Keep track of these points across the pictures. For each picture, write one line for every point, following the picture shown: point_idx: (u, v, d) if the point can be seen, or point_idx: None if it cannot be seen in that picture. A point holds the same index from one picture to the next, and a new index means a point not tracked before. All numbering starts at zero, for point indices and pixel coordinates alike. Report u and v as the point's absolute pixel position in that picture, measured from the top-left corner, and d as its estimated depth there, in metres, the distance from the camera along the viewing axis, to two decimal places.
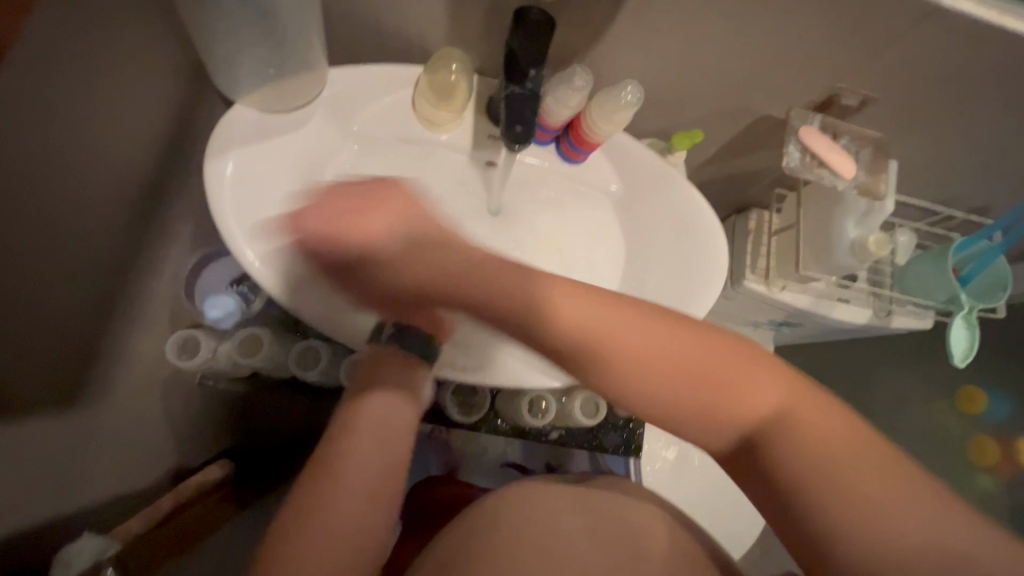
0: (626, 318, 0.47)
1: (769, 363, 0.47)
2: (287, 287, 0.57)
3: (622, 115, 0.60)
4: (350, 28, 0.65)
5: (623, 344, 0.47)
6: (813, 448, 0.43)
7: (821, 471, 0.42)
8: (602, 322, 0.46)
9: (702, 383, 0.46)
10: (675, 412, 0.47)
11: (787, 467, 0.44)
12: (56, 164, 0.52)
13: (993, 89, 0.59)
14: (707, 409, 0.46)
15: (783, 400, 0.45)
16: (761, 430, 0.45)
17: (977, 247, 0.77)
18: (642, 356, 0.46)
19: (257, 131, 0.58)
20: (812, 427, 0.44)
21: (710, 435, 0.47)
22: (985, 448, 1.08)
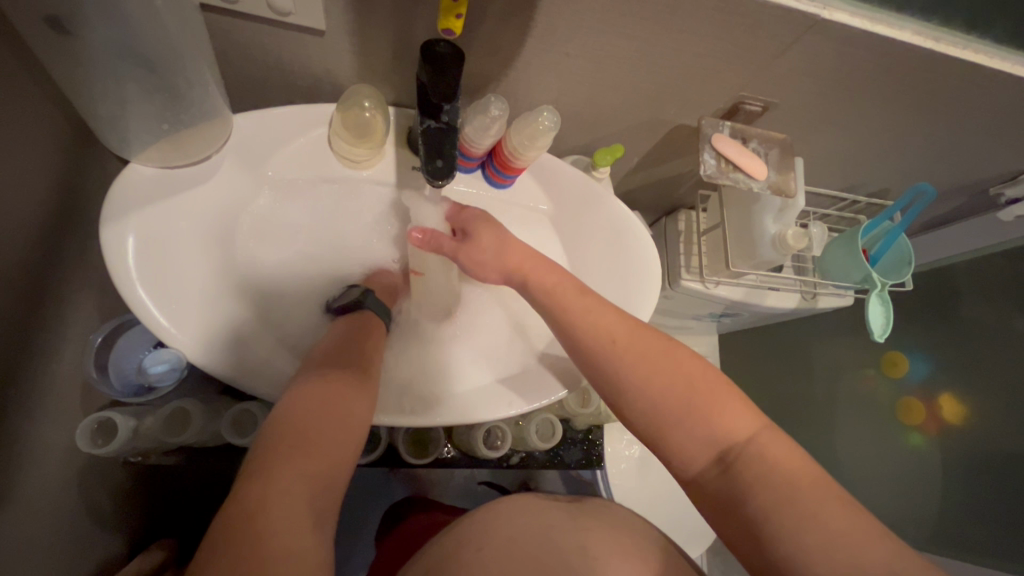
0: (628, 329, 0.54)
1: (743, 402, 0.50)
2: (209, 348, 0.54)
3: (542, 139, 0.60)
4: (254, 70, 0.61)
5: (616, 354, 0.53)
6: (775, 473, 0.44)
7: (772, 489, 0.43)
8: (604, 330, 0.54)
9: (674, 395, 0.50)
10: (657, 423, 0.50)
11: (753, 483, 0.45)
12: (12, 256, 0.48)
13: (876, 88, 0.64)
14: (682, 424, 0.49)
15: (752, 430, 0.48)
16: (730, 450, 0.47)
17: (881, 228, 0.83)
18: (634, 362, 0.52)
19: (159, 187, 0.54)
20: (775, 454, 0.46)
21: (684, 453, 0.49)
22: (912, 407, 1.13)
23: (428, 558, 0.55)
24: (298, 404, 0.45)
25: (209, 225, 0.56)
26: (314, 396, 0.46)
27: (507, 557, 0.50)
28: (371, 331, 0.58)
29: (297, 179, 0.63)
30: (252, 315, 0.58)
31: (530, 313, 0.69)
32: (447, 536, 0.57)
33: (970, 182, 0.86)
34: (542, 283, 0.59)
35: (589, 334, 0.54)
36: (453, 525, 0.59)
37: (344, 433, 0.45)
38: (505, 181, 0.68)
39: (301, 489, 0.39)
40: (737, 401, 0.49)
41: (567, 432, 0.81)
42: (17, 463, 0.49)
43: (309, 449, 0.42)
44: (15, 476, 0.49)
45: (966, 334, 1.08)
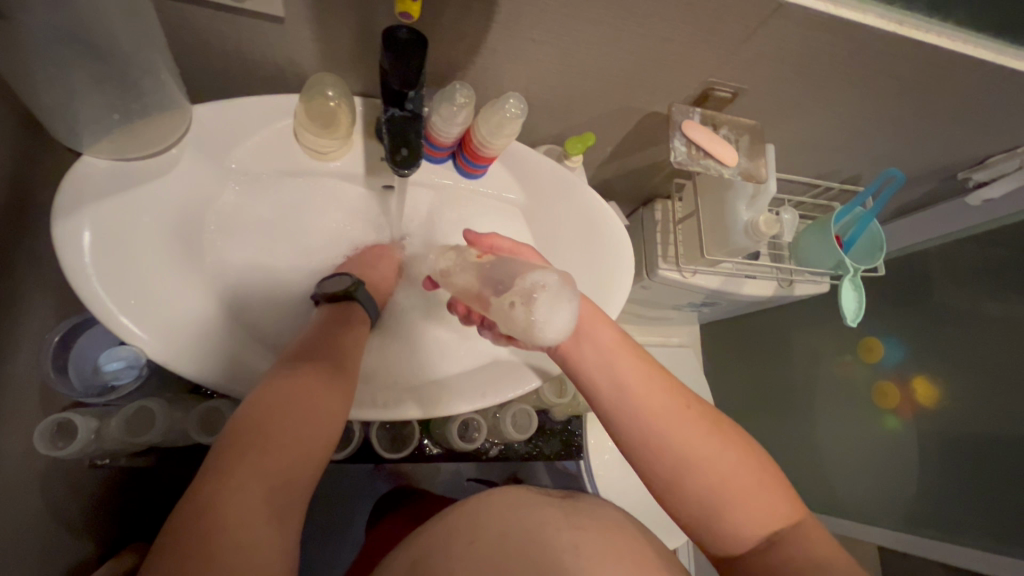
0: (680, 396, 0.52)
1: (785, 483, 0.50)
2: (173, 348, 0.52)
3: (510, 128, 0.59)
4: (213, 59, 0.60)
5: (681, 419, 0.50)
6: (819, 557, 0.45)
7: (818, 569, 0.44)
8: (672, 398, 0.51)
9: (734, 472, 0.48)
10: (711, 500, 0.47)
11: (798, 560, 0.45)
12: None
13: (843, 73, 0.64)
14: (740, 503, 0.47)
15: (794, 511, 0.48)
16: (775, 533, 0.47)
17: (853, 214, 0.83)
18: (691, 433, 0.49)
19: (115, 181, 0.52)
20: (819, 543, 0.46)
21: (732, 535, 0.47)
22: (887, 391, 1.15)
23: (416, 547, 0.55)
24: (274, 399, 0.44)
25: (168, 221, 0.55)
26: (293, 390, 0.46)
27: (497, 551, 0.50)
28: (353, 323, 0.57)
29: (261, 172, 0.62)
30: (219, 311, 0.57)
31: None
32: (432, 532, 0.56)
33: (938, 167, 0.87)
34: (593, 336, 0.54)
35: (644, 395, 0.51)
36: (437, 521, 0.59)
37: (319, 428, 0.45)
38: (477, 171, 0.67)
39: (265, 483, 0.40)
40: (783, 484, 0.49)
41: (546, 423, 0.81)
42: None
43: (278, 443, 0.42)
44: None
45: (937, 317, 1.10)
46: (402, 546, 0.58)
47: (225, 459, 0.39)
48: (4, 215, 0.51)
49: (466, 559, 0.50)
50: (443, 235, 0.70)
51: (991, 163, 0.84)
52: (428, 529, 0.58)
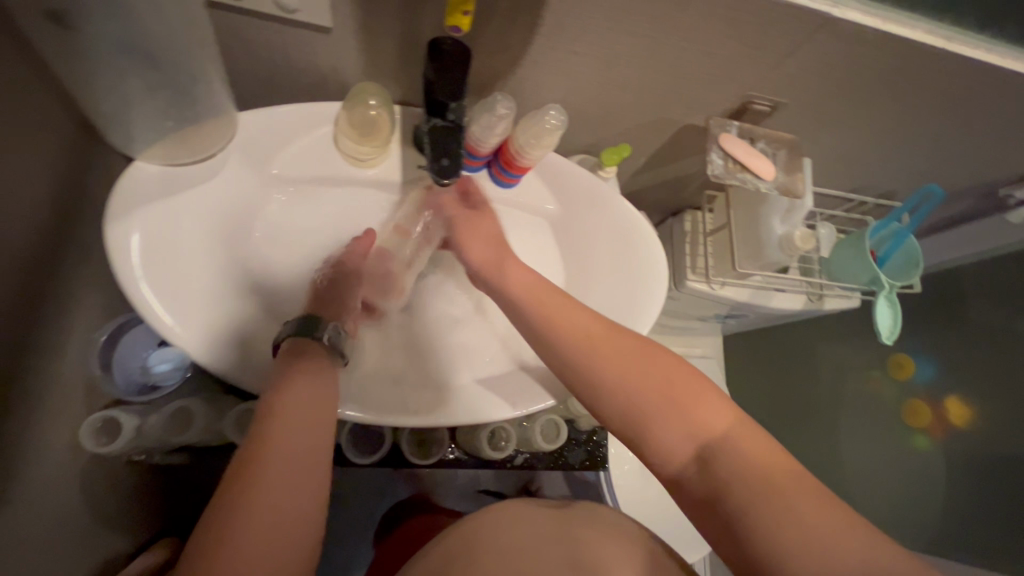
0: (603, 330, 0.53)
1: (719, 396, 0.48)
2: (216, 350, 0.53)
3: (549, 138, 0.60)
4: (260, 67, 0.61)
5: (586, 349, 0.52)
6: (749, 464, 0.44)
7: (744, 476, 0.43)
8: (577, 329, 0.53)
9: (656, 394, 0.49)
10: (641, 423, 0.49)
11: (725, 467, 0.44)
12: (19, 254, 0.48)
13: (886, 88, 0.63)
14: (665, 420, 0.48)
15: (728, 423, 0.46)
16: (708, 445, 0.46)
17: (889, 229, 0.82)
18: (611, 362, 0.51)
19: (164, 185, 0.54)
20: (755, 449, 0.45)
21: (665, 453, 0.48)
22: (920, 410, 1.12)
23: (459, 546, 0.56)
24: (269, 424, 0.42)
25: (214, 225, 0.57)
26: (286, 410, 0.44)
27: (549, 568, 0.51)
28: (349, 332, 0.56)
29: (304, 179, 0.63)
30: (261, 315, 0.58)
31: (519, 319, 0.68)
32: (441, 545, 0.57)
33: (978, 183, 0.85)
34: (520, 280, 0.58)
35: (564, 334, 0.54)
36: (447, 532, 0.59)
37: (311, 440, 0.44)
38: (511, 181, 0.67)
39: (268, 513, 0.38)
40: (716, 399, 0.48)
41: (571, 433, 0.81)
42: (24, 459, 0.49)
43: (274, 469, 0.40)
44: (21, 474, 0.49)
45: (971, 335, 1.07)
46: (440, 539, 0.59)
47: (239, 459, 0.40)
48: (59, 216, 0.53)
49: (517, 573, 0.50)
50: None
51: None
52: (437, 541, 0.58)
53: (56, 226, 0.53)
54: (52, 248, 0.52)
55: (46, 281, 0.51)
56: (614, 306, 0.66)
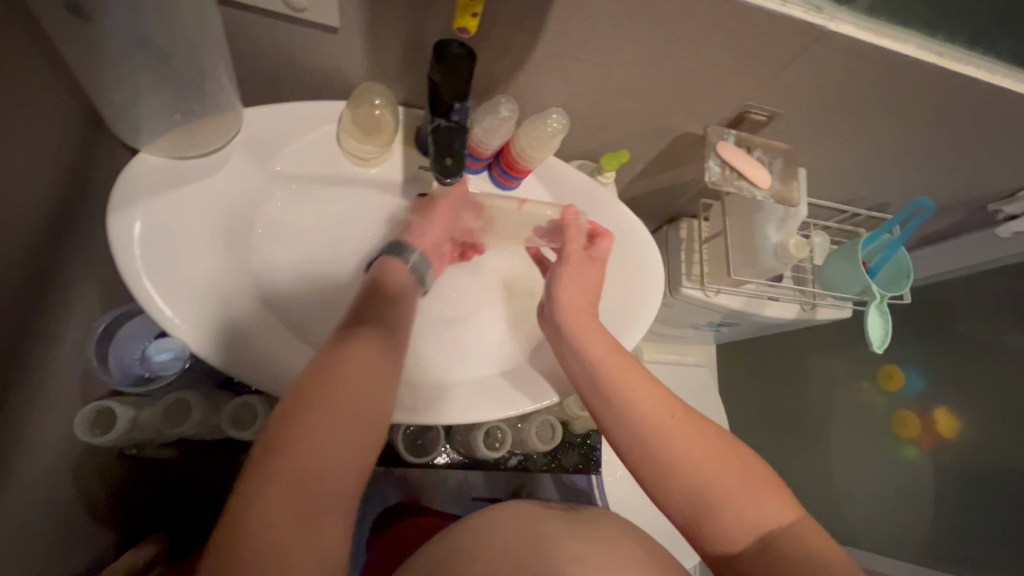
0: (671, 410, 0.53)
1: (779, 484, 0.51)
2: (215, 343, 0.54)
3: (551, 142, 0.61)
4: (266, 64, 0.62)
5: (665, 427, 0.52)
6: (815, 558, 0.46)
7: (813, 570, 0.45)
8: (658, 405, 0.53)
9: (724, 479, 0.49)
10: (706, 503, 0.49)
11: (791, 557, 0.46)
12: (21, 241, 0.48)
13: (880, 102, 0.65)
14: (731, 506, 0.48)
15: (790, 513, 0.49)
16: (773, 536, 0.48)
17: (881, 241, 0.84)
18: (684, 445, 0.51)
19: (167, 178, 0.54)
20: (816, 542, 0.47)
21: (726, 537, 0.49)
22: (908, 422, 1.13)
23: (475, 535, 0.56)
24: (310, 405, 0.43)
25: (215, 219, 0.57)
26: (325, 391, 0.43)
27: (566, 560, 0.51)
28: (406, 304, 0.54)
29: (306, 176, 0.64)
30: (261, 309, 0.59)
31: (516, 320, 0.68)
32: (441, 542, 0.58)
33: (968, 198, 0.87)
34: (580, 350, 0.56)
35: (635, 412, 0.52)
36: (448, 531, 0.60)
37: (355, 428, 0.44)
38: (512, 183, 0.68)
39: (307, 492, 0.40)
40: (778, 486, 0.50)
41: (565, 436, 0.81)
42: (19, 448, 0.49)
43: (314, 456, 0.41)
44: (16, 462, 0.49)
45: (960, 347, 1.09)
46: (452, 531, 0.59)
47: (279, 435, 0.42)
48: (63, 205, 0.53)
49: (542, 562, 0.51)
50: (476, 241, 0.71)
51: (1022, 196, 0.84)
52: (436, 540, 0.59)
53: (59, 214, 0.53)
54: (55, 236, 0.52)
55: (47, 269, 0.51)
56: (612, 309, 0.67)
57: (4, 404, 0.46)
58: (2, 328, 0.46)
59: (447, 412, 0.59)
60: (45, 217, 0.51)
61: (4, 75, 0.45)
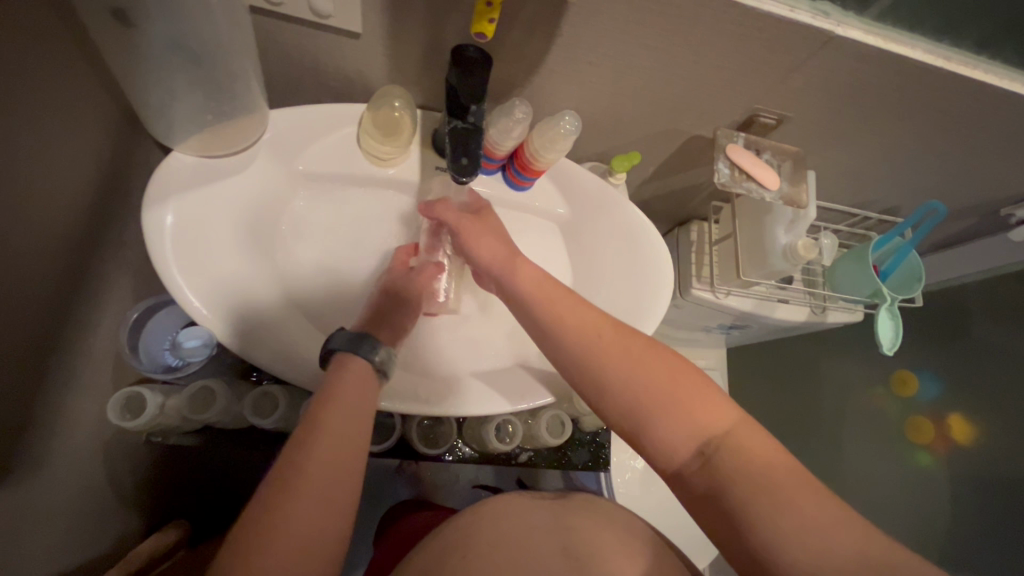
0: (600, 324, 0.54)
1: (714, 389, 0.50)
2: (240, 333, 0.56)
3: (563, 143, 0.63)
4: (291, 68, 0.65)
5: (588, 345, 0.53)
6: (752, 464, 0.45)
7: (749, 474, 0.45)
8: (585, 326, 0.54)
9: (654, 390, 0.50)
10: (640, 414, 0.50)
11: (727, 463, 0.46)
12: (63, 233, 0.51)
13: (889, 105, 0.66)
14: (662, 416, 0.49)
15: (726, 419, 0.48)
16: (710, 442, 0.47)
17: (892, 244, 0.84)
18: (613, 357, 0.52)
19: (197, 176, 0.57)
20: (751, 444, 0.47)
21: (664, 448, 0.49)
22: (921, 427, 1.13)
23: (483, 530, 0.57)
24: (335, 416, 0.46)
25: (240, 216, 0.60)
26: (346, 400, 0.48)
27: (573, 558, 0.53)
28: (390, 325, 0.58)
29: (328, 177, 0.67)
30: (283, 303, 0.62)
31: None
32: (445, 533, 0.59)
33: (980, 202, 0.87)
34: (519, 274, 0.59)
35: (566, 328, 0.54)
36: (447, 523, 0.61)
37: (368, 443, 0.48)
38: (524, 183, 0.70)
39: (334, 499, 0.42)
40: (712, 393, 0.50)
41: (575, 433, 0.83)
42: (55, 429, 0.52)
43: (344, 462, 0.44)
44: (53, 443, 0.52)
45: (974, 353, 1.08)
46: (463, 520, 0.60)
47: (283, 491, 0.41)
48: (100, 201, 0.56)
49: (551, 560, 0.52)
50: None
51: None
52: (439, 531, 0.61)
53: (96, 209, 0.56)
54: (92, 230, 0.55)
55: (85, 261, 0.54)
56: (620, 308, 0.69)
57: (43, 387, 0.49)
58: (43, 315, 0.49)
59: (459, 404, 0.61)
60: (84, 211, 0.54)
61: (50, 77, 0.48)
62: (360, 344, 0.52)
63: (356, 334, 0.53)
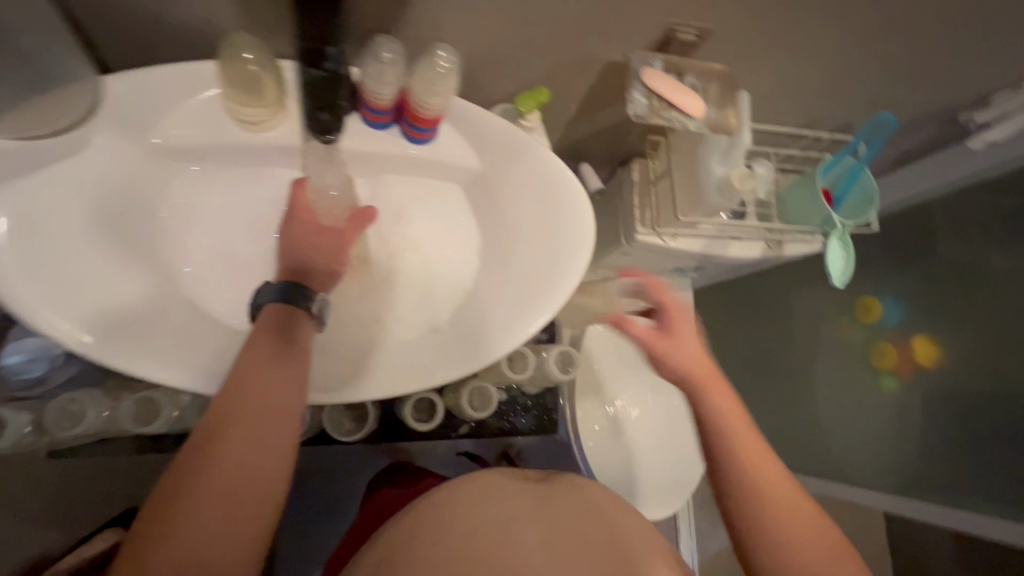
0: (724, 397, 0.60)
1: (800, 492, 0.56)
2: (107, 338, 0.50)
3: (445, 83, 0.55)
4: (125, 26, 0.55)
5: (723, 421, 0.58)
6: (796, 532, 0.53)
7: (777, 523, 0.53)
8: (715, 394, 0.60)
9: (768, 468, 0.56)
10: (769, 501, 0.54)
11: (766, 526, 0.53)
12: None
13: (819, 5, 0.58)
14: (774, 493, 0.54)
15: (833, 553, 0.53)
16: None
17: (844, 165, 0.77)
18: (737, 434, 0.57)
19: (21, 162, 0.50)
20: (783, 510, 0.54)
21: (756, 524, 0.53)
22: (887, 352, 1.10)
23: (453, 527, 0.50)
24: (210, 453, 0.44)
25: (91, 210, 0.53)
26: (239, 409, 0.46)
27: (565, 547, 0.48)
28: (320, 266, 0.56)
29: (201, 153, 0.58)
30: (167, 298, 0.55)
31: (433, 282, 0.65)
32: (409, 517, 0.54)
33: (939, 108, 0.79)
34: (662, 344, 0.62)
35: (700, 391, 0.60)
36: (415, 506, 0.56)
37: (263, 466, 0.46)
38: (422, 136, 0.62)
39: (201, 540, 0.42)
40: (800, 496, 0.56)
41: (519, 398, 0.79)
42: None
43: (216, 482, 0.44)
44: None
45: (940, 271, 1.04)
46: (431, 501, 0.55)
47: (183, 474, 0.44)
48: None
49: (534, 553, 0.48)
50: (415, 201, 0.67)
51: (997, 101, 0.76)
52: (396, 521, 0.55)
53: None
54: None
55: None
56: (540, 265, 0.62)
57: None
58: None
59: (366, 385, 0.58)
60: None
61: None
62: (279, 296, 0.52)
63: (278, 287, 0.52)
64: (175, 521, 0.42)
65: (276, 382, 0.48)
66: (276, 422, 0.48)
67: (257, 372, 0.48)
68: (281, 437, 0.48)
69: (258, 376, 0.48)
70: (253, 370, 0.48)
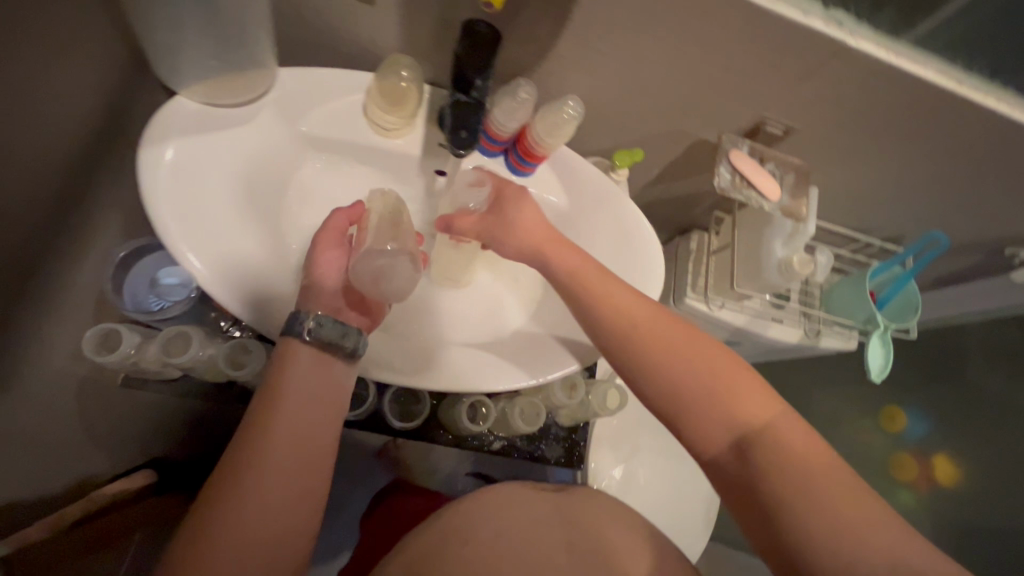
0: (629, 298, 0.57)
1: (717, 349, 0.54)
2: (230, 283, 0.56)
3: (566, 127, 0.63)
4: (305, 32, 0.65)
5: (634, 328, 0.55)
6: (707, 398, 0.51)
7: (693, 400, 0.52)
8: (624, 308, 0.56)
9: (680, 355, 0.53)
10: (684, 389, 0.52)
11: (683, 405, 0.52)
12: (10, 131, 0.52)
13: (896, 125, 0.66)
14: (687, 375, 0.52)
15: (763, 413, 0.50)
16: (750, 441, 0.49)
17: (892, 272, 0.83)
18: (643, 336, 0.55)
19: (202, 121, 0.58)
20: (693, 384, 0.52)
21: (697, 425, 0.52)
22: (905, 464, 1.16)
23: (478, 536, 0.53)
24: (252, 460, 0.45)
25: (240, 172, 0.60)
26: (277, 417, 0.47)
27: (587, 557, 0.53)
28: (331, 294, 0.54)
29: (336, 145, 0.67)
30: (277, 260, 0.62)
31: (502, 297, 0.70)
32: (436, 525, 0.57)
33: (986, 239, 0.86)
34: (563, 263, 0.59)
35: (605, 312, 0.56)
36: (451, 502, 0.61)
37: (303, 472, 0.47)
38: (527, 169, 0.69)
39: (250, 547, 0.43)
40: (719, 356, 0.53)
41: (551, 428, 0.81)
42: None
43: (263, 488, 0.45)
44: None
45: (964, 398, 1.15)
46: (456, 509, 0.58)
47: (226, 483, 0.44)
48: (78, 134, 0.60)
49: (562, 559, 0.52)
50: None
51: None
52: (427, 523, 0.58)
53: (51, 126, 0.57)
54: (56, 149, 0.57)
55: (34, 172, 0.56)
56: None
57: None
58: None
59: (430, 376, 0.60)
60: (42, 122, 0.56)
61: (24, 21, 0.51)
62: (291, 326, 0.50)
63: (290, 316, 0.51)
64: (220, 530, 0.43)
65: (310, 388, 0.50)
66: (316, 426, 0.49)
67: (290, 380, 0.49)
68: (319, 440, 0.49)
69: (292, 384, 0.49)
70: (287, 379, 0.49)
